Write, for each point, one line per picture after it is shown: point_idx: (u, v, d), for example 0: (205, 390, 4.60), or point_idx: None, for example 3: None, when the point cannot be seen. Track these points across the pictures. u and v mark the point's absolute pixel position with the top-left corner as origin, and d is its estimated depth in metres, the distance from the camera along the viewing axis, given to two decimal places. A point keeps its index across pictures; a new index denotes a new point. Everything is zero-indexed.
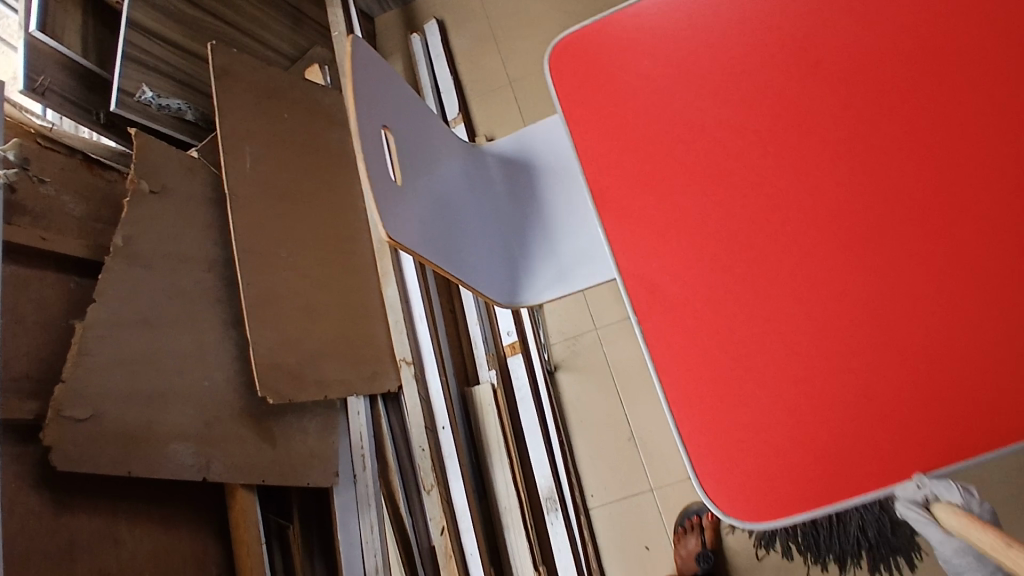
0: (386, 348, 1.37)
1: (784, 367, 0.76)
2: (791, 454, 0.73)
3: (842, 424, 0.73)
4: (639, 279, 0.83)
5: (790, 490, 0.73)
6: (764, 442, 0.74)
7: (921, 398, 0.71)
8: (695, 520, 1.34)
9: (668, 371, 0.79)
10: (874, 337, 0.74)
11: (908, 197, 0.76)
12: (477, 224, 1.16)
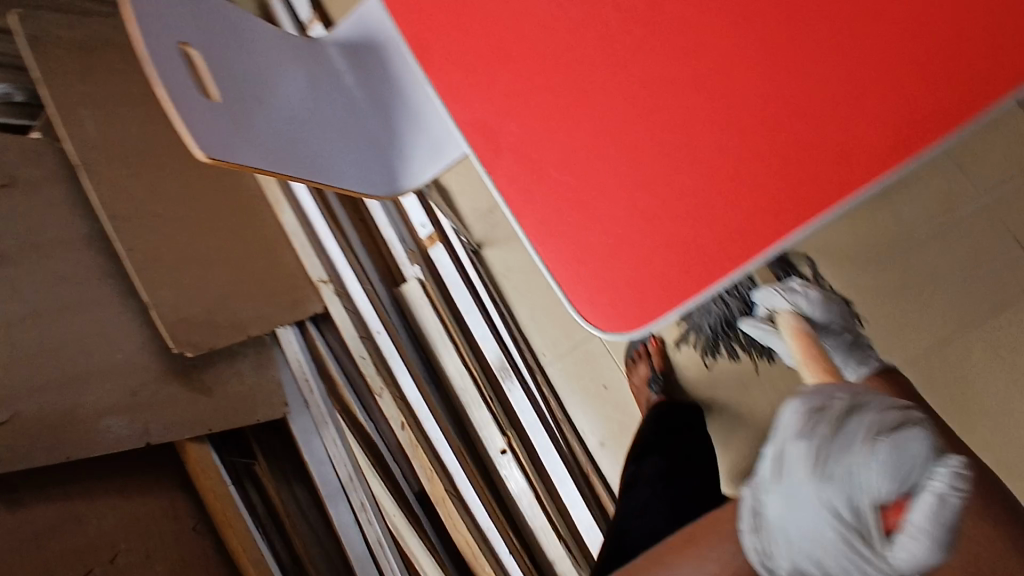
0: (300, 271, 1.36)
1: (619, 180, 0.78)
2: (639, 259, 0.77)
3: (680, 221, 0.75)
4: (474, 129, 0.83)
5: (643, 291, 0.76)
6: (614, 255, 0.78)
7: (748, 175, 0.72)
8: (643, 348, 1.38)
9: (519, 210, 0.81)
10: (695, 128, 0.74)
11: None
12: (328, 125, 1.11)
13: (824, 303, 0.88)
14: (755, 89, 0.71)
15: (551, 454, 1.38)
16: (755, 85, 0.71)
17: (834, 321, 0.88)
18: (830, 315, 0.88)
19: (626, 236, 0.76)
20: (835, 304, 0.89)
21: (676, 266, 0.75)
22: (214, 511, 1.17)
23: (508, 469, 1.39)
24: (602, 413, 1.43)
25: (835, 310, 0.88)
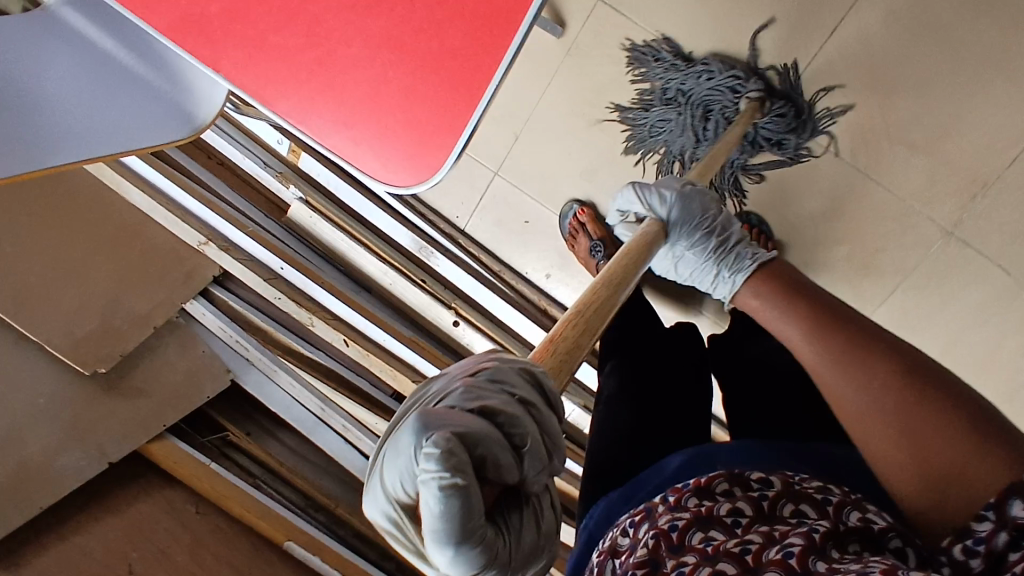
0: (179, 245, 1.29)
1: (350, 15, 0.65)
2: (405, 98, 0.67)
3: (426, 38, 0.65)
4: (174, 23, 0.68)
5: (424, 130, 0.67)
6: (378, 108, 0.68)
7: None
8: (577, 222, 1.32)
9: (266, 95, 0.70)
10: None
11: None
12: (100, 86, 0.98)
13: (680, 201, 0.91)
14: None
15: (502, 305, 1.38)
16: None
17: (690, 222, 0.91)
18: (688, 210, 0.91)
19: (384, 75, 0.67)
20: (695, 201, 0.92)
21: (441, 87, 0.66)
22: (206, 492, 1.20)
23: (469, 336, 1.39)
24: (535, 247, 1.41)
25: (694, 206, 0.91)
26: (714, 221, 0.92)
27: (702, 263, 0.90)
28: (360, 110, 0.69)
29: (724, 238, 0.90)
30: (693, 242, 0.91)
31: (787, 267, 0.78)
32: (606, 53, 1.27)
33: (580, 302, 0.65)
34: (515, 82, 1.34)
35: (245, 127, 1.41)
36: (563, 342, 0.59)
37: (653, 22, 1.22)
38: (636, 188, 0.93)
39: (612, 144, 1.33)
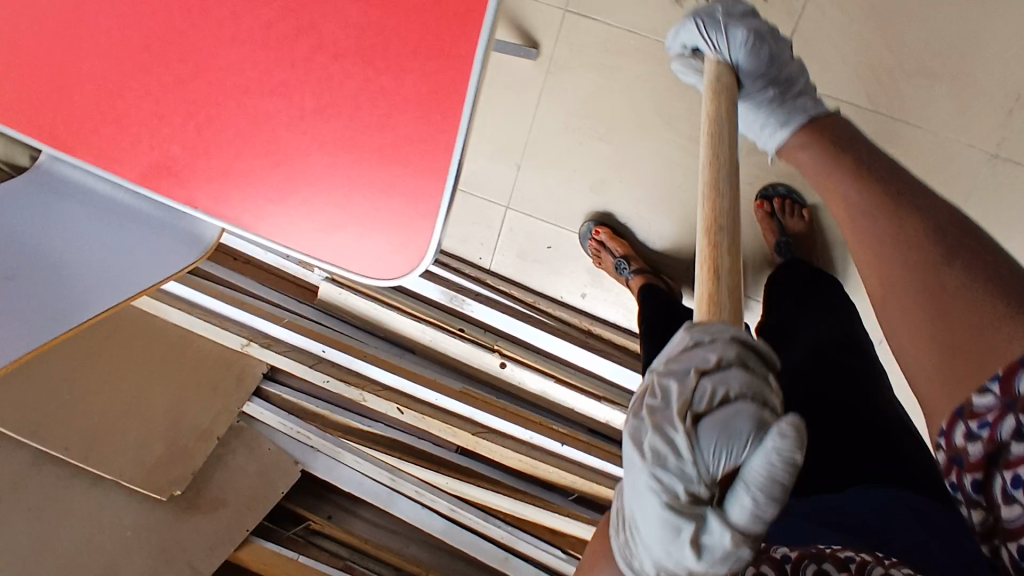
0: (225, 349, 1.35)
1: (307, 130, 0.65)
2: (377, 196, 0.65)
3: (384, 135, 0.63)
4: (146, 172, 0.70)
5: (402, 222, 0.66)
6: (352, 210, 0.67)
7: (411, 54, 0.60)
8: (596, 241, 1.31)
9: (246, 219, 0.70)
10: (329, 38, 0.61)
11: None
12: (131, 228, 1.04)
13: (754, 41, 0.81)
14: None
15: (545, 336, 1.36)
16: None
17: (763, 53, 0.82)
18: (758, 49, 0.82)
19: (351, 178, 0.65)
20: (767, 39, 0.83)
21: (407, 175, 0.64)
22: None
23: (518, 375, 1.38)
24: (564, 271, 1.39)
25: (766, 45, 0.82)
26: (781, 65, 0.85)
27: (759, 116, 0.86)
28: (337, 215, 0.67)
29: (786, 87, 0.85)
30: (754, 87, 0.85)
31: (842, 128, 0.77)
32: (588, 63, 1.24)
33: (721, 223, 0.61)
34: (506, 112, 1.31)
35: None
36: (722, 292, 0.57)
37: (629, 22, 1.21)
38: (704, 24, 0.82)
39: (617, 150, 1.29)
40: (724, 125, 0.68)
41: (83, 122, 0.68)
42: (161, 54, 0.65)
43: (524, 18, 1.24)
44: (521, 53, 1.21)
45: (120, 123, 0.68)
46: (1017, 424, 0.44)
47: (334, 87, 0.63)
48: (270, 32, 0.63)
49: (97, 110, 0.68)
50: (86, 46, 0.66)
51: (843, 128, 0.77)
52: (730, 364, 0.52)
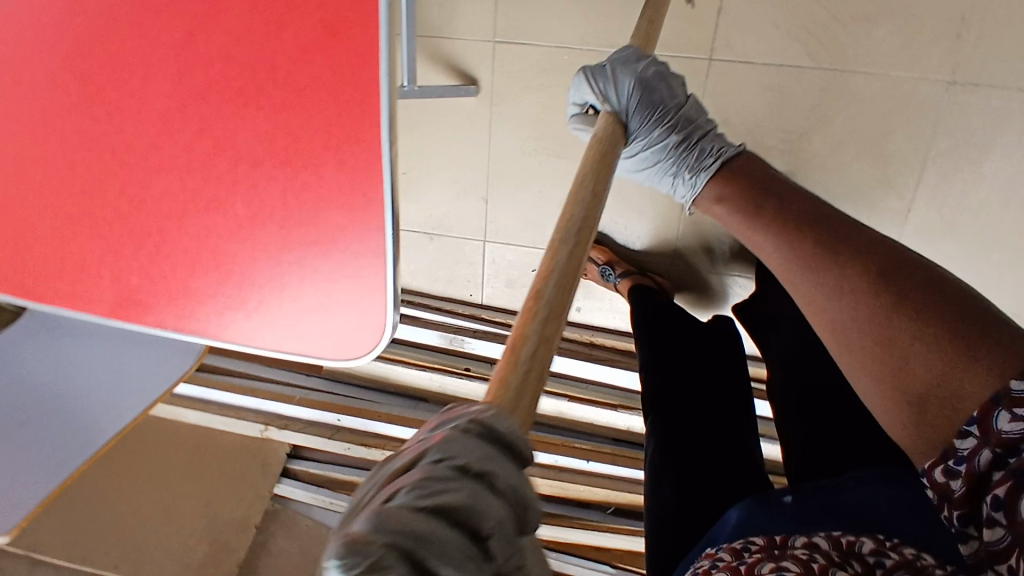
0: (245, 439, 1.40)
1: (246, 236, 0.67)
2: (325, 283, 0.67)
3: (317, 226, 0.65)
4: (115, 305, 0.73)
5: (356, 303, 0.67)
6: (308, 300, 0.69)
7: (320, 148, 0.61)
8: None
9: (213, 330, 0.72)
10: (243, 147, 0.63)
11: (112, 46, 0.62)
12: (131, 342, 1.03)
13: (642, 90, 0.87)
14: (263, 91, 0.60)
15: None
16: (247, 87, 0.60)
17: (655, 103, 0.90)
18: (649, 98, 0.89)
19: (299, 272, 0.67)
20: (655, 84, 0.89)
21: (348, 258, 0.65)
22: None
23: None
24: None
25: (657, 93, 0.89)
26: (675, 105, 0.93)
27: (663, 156, 0.96)
28: (296, 307, 0.69)
29: (683, 125, 0.94)
30: (653, 131, 0.94)
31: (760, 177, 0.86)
32: (527, 86, 1.26)
33: (555, 279, 0.51)
34: (462, 151, 1.33)
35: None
36: (530, 354, 0.44)
37: (558, 38, 1.22)
38: (597, 83, 0.87)
39: (576, 164, 1.30)
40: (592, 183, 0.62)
41: (47, 272, 0.72)
42: (96, 197, 0.68)
43: (457, 59, 1.26)
44: (459, 93, 1.25)
45: (75, 267, 0.71)
46: (993, 454, 0.49)
47: (259, 193, 0.64)
48: (189, 156, 0.65)
49: (54, 260, 0.71)
50: (27, 205, 0.69)
51: (768, 181, 0.84)
52: (425, 462, 0.35)
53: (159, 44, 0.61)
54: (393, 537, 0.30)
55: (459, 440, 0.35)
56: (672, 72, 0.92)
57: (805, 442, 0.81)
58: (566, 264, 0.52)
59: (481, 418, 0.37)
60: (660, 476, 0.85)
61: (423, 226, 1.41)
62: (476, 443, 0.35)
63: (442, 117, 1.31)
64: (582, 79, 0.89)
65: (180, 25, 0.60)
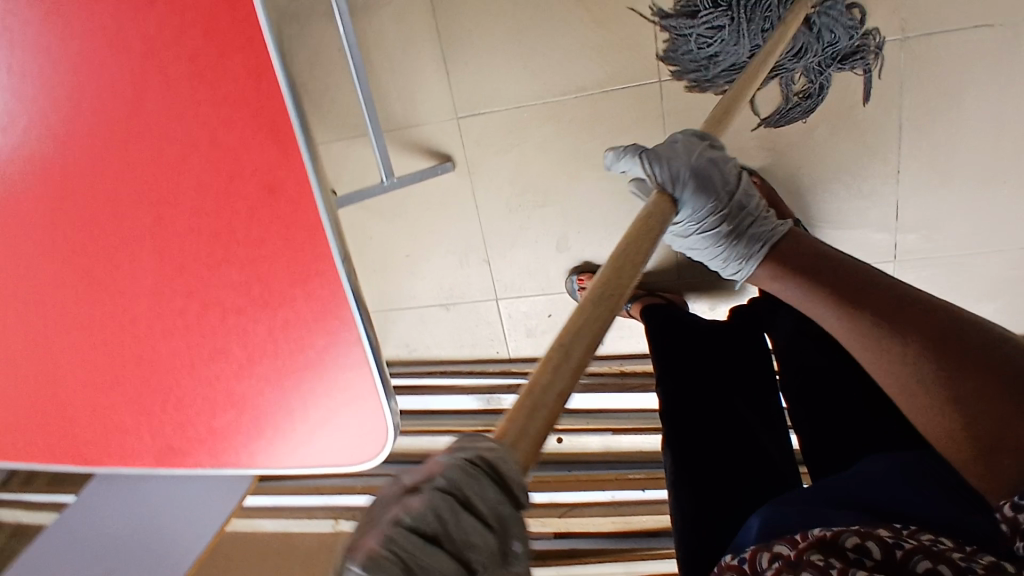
0: (322, 535, 1.46)
1: (249, 375, 0.74)
2: (326, 398, 0.74)
3: (304, 353, 0.71)
4: (162, 455, 0.82)
5: (356, 411, 0.74)
6: (315, 416, 0.75)
7: (288, 289, 0.68)
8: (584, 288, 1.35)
9: (246, 459, 0.79)
10: (226, 302, 0.70)
11: (98, 246, 0.71)
12: (194, 478, 1.12)
13: (696, 176, 0.83)
14: (229, 252, 0.68)
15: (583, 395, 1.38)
16: (215, 252, 0.68)
17: (708, 187, 0.85)
18: (703, 183, 0.84)
19: (301, 395, 0.74)
20: (708, 171, 0.85)
21: (339, 375, 0.72)
22: None
23: (578, 440, 1.41)
24: None
25: (712, 179, 0.85)
26: (728, 192, 0.88)
27: (711, 244, 0.89)
28: (308, 425, 0.76)
29: (734, 213, 0.89)
30: (701, 218, 0.88)
31: (797, 248, 0.82)
32: (497, 149, 1.32)
33: (587, 339, 0.52)
34: (454, 223, 1.40)
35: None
36: (541, 400, 0.46)
37: (513, 98, 1.28)
38: (649, 160, 0.82)
39: (561, 208, 1.34)
40: (638, 245, 0.60)
41: (103, 440, 0.82)
42: (122, 368, 0.78)
43: (426, 141, 1.33)
44: (435, 174, 1.31)
45: (122, 429, 0.81)
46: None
47: (250, 337, 0.72)
48: (183, 318, 0.73)
49: (106, 428, 0.81)
50: (71, 388, 0.79)
51: (803, 248, 0.81)
52: (431, 489, 0.44)
53: (135, 235, 0.69)
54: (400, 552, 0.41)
55: (467, 480, 0.44)
56: (724, 157, 0.87)
57: (820, 441, 0.85)
58: (594, 327, 0.52)
59: (482, 458, 0.44)
60: (681, 479, 0.86)
61: (438, 298, 1.48)
62: (478, 482, 0.44)
63: (429, 197, 1.39)
64: (634, 158, 0.85)
65: (146, 216, 0.68)
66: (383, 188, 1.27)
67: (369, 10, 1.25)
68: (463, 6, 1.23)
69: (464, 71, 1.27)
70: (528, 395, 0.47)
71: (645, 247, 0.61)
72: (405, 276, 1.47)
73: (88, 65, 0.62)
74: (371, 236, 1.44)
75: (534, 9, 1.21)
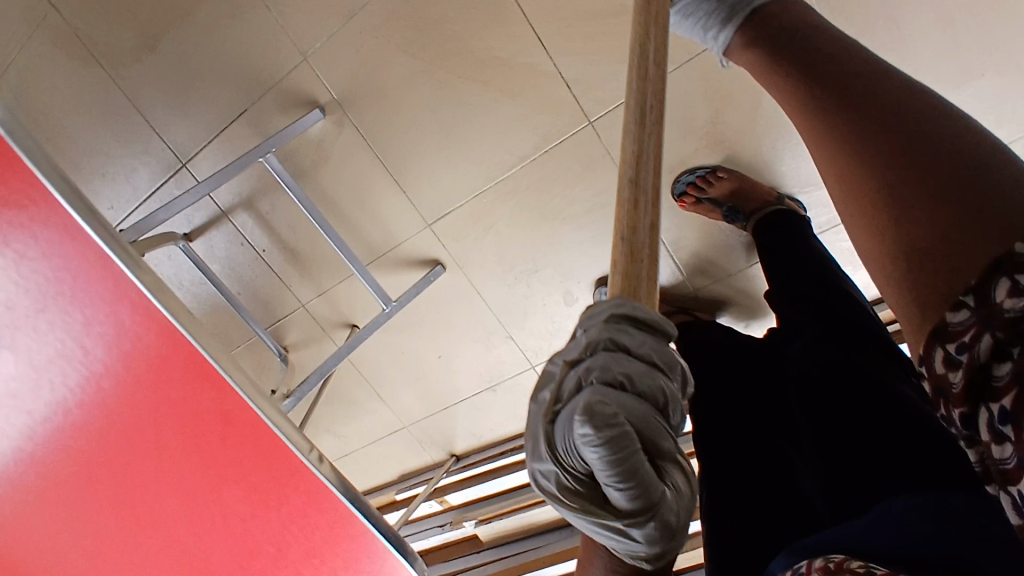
0: None
1: (297, 548, 0.87)
2: (360, 543, 0.86)
3: (327, 519, 0.84)
4: None
5: (388, 546, 0.87)
6: (362, 553, 0.89)
7: (288, 483, 0.80)
8: None
9: None
10: (248, 508, 0.82)
11: (131, 516, 0.82)
12: None
13: None
14: (231, 473, 0.79)
15: None
16: (220, 478, 0.80)
17: None
18: None
19: (342, 546, 0.87)
20: None
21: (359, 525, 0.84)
22: None
23: None
24: None
25: None
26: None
27: (691, 7, 0.76)
28: (361, 561, 0.90)
29: None
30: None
31: (784, 24, 0.64)
32: (474, 237, 1.37)
33: (647, 168, 0.51)
34: (465, 315, 1.46)
35: (410, 495, 1.74)
36: (637, 241, 0.47)
37: (467, 189, 1.32)
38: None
39: (554, 265, 1.37)
40: (653, 54, 0.58)
41: None
42: None
43: (412, 255, 1.42)
44: (430, 280, 1.39)
45: None
46: (995, 340, 0.37)
47: (279, 524, 0.84)
48: (222, 527, 0.84)
49: None
50: None
51: (781, 16, 0.65)
52: (596, 352, 0.45)
53: (154, 495, 0.80)
54: (623, 409, 0.42)
55: (624, 334, 0.45)
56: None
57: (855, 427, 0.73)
58: (654, 149, 0.53)
59: (618, 311, 0.45)
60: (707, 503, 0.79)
61: (483, 383, 1.54)
62: (640, 335, 0.45)
63: (433, 301, 1.46)
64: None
65: (155, 476, 0.79)
66: (387, 314, 1.36)
67: (318, 165, 1.35)
68: (391, 131, 1.29)
69: (416, 184, 1.34)
70: (619, 227, 0.48)
71: (659, 57, 0.58)
72: (445, 373, 1.55)
73: (50, 380, 0.72)
74: (403, 349, 1.53)
75: (449, 109, 1.25)
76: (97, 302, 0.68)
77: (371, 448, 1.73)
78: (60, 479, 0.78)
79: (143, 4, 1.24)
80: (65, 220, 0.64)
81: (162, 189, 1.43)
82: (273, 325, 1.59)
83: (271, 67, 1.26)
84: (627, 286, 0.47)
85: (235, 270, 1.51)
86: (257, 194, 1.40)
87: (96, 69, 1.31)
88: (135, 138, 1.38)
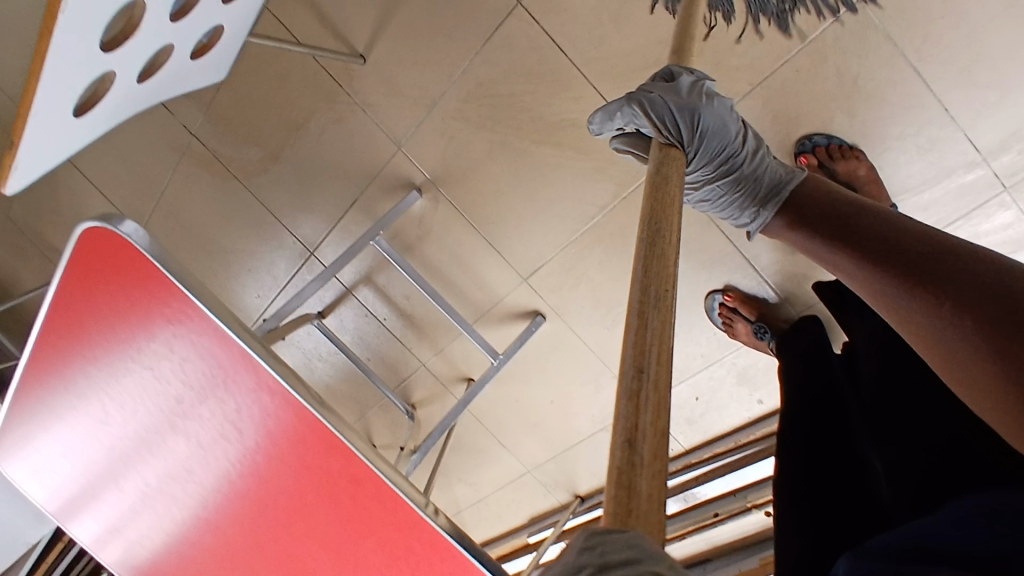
0: None
1: None
2: None
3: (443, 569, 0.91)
4: None
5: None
6: None
7: (408, 538, 0.89)
8: (725, 311, 1.31)
9: None
10: (378, 556, 0.93)
11: (290, 555, 0.97)
12: None
13: (701, 128, 0.80)
14: (362, 527, 0.90)
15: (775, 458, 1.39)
16: (354, 530, 0.91)
17: (712, 139, 0.82)
18: (710, 132, 0.81)
19: None
20: (717, 127, 0.82)
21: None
22: None
23: None
24: (729, 402, 1.43)
25: (718, 129, 0.82)
26: (733, 144, 0.84)
27: (723, 194, 0.87)
28: None
29: (742, 162, 0.85)
30: (707, 168, 0.85)
31: (820, 197, 0.75)
32: (567, 285, 1.44)
33: (653, 352, 0.50)
34: (569, 360, 1.52)
35: (542, 538, 1.80)
36: (652, 322, 0.52)
37: (552, 242, 1.40)
38: (647, 106, 0.77)
39: None
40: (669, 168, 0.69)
41: None
42: None
43: (514, 309, 1.51)
44: (532, 331, 1.47)
45: None
46: None
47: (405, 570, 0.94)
48: (361, 572, 0.96)
49: None
50: None
51: (816, 197, 0.75)
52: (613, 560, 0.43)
53: (306, 541, 0.94)
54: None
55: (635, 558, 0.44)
56: (726, 100, 0.83)
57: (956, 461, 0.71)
58: (660, 336, 0.52)
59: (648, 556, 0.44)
60: (799, 529, 0.82)
61: (597, 424, 1.58)
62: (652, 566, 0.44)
63: (538, 350, 1.54)
64: (627, 108, 0.79)
65: (305, 527, 0.93)
66: (496, 366, 1.45)
67: (422, 238, 1.50)
68: (480, 199, 1.41)
69: (508, 244, 1.44)
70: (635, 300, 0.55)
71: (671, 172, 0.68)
72: (560, 417, 1.61)
73: (215, 449, 0.89)
74: (519, 398, 1.62)
75: (529, 171, 1.34)
76: (243, 391, 0.82)
77: (500, 493, 1.82)
78: (233, 525, 0.95)
79: (266, 125, 1.46)
80: (210, 329, 0.78)
81: (297, 275, 1.66)
82: (400, 386, 1.74)
83: (372, 159, 1.44)
84: (619, 513, 0.43)
85: (363, 338, 1.69)
86: (374, 270, 1.57)
87: (237, 185, 1.56)
88: (273, 236, 1.61)
